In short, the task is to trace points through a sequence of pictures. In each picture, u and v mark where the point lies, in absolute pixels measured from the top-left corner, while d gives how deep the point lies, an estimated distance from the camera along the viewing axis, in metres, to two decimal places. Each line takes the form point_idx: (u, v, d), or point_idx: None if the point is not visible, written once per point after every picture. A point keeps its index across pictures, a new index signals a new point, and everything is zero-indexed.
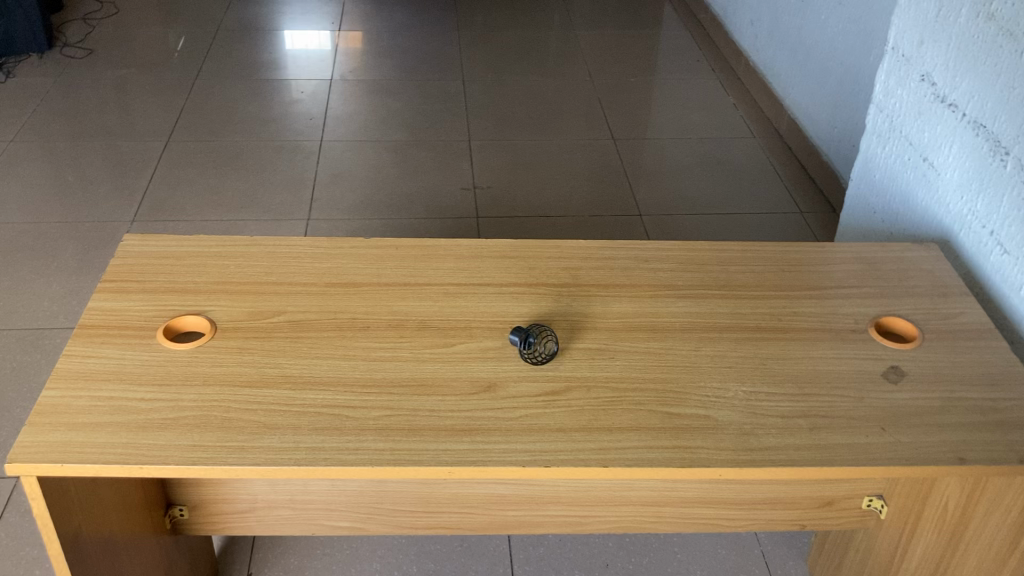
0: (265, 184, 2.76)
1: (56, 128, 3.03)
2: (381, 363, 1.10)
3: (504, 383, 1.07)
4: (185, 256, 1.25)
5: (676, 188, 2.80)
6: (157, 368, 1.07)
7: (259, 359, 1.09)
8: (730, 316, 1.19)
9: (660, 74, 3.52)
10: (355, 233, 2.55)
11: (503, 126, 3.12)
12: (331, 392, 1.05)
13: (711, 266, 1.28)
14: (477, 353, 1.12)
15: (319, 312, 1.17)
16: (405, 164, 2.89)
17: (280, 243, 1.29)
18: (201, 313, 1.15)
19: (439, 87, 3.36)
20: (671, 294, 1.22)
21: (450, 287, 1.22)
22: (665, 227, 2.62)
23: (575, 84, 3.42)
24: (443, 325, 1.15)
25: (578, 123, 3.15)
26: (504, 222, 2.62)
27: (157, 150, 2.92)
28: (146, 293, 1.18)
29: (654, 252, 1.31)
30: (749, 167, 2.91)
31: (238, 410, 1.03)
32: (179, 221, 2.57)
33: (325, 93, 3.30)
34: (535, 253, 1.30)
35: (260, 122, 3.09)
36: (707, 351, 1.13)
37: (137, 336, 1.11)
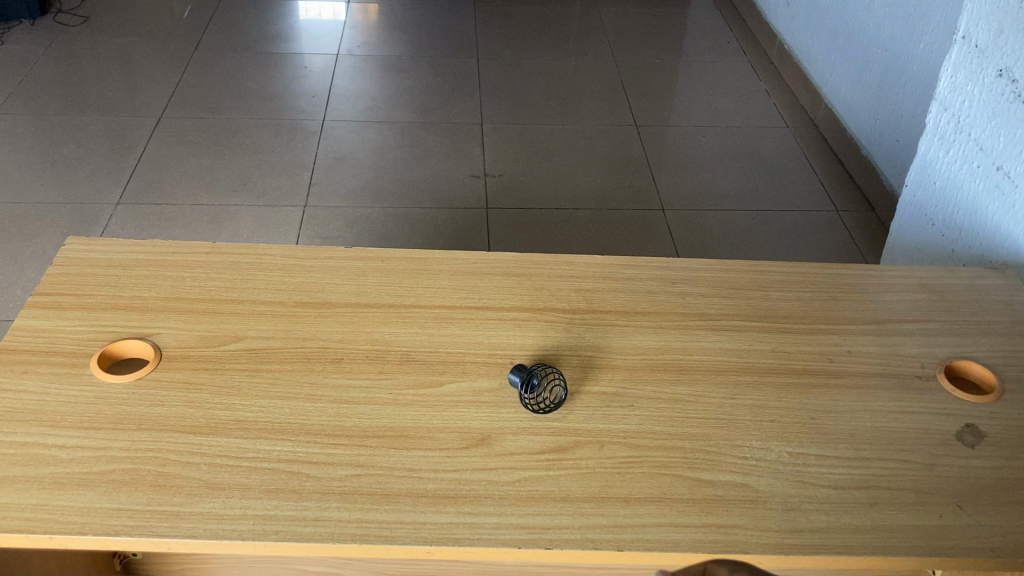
0: (261, 166, 2.58)
1: (43, 100, 2.85)
2: (354, 407, 0.92)
3: (500, 436, 0.89)
4: (135, 263, 1.07)
5: (703, 180, 2.60)
6: (84, 407, 0.89)
7: (209, 398, 0.92)
8: (773, 357, 1.00)
9: (687, 55, 3.31)
10: (355, 222, 2.37)
11: (518, 109, 2.92)
12: (290, 443, 0.87)
13: (749, 291, 1.09)
14: (468, 397, 0.93)
15: (285, 340, 0.99)
16: (412, 147, 2.70)
17: (247, 252, 1.11)
18: (145, 337, 0.97)
19: (451, 65, 3.17)
20: (702, 326, 1.04)
21: (441, 310, 1.04)
22: (690, 223, 2.42)
23: (596, 64, 3.22)
24: (431, 359, 0.97)
25: (599, 107, 2.95)
26: (516, 214, 2.43)
27: (149, 127, 2.75)
28: (83, 311, 1.00)
29: (683, 273, 1.12)
30: (781, 160, 2.71)
31: (177, 463, 0.85)
32: (167, 205, 2.40)
33: (331, 68, 3.11)
34: (543, 269, 1.11)
35: (261, 98, 2.91)
36: (744, 401, 0.95)
37: (67, 365, 0.94)
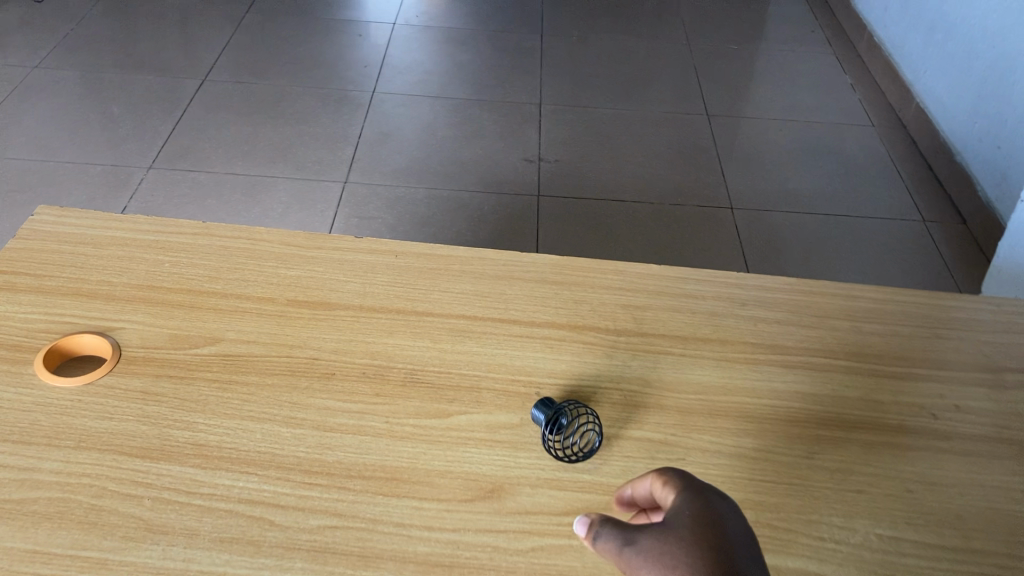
0: (303, 137, 2.43)
1: (88, 55, 2.74)
2: (340, 437, 0.75)
3: (515, 488, 0.72)
4: (109, 241, 0.92)
5: (776, 178, 2.39)
6: (18, 416, 0.74)
7: (167, 413, 0.76)
8: (860, 407, 0.81)
9: (766, 42, 3.07)
10: (396, 202, 2.21)
11: (581, 91, 2.73)
12: (256, 479, 0.71)
13: (835, 321, 0.90)
14: (480, 434, 0.76)
15: (269, 347, 0.82)
16: (465, 126, 2.53)
17: (241, 235, 0.95)
18: (105, 332, 0.82)
19: (514, 40, 2.98)
20: (775, 361, 0.85)
21: (459, 321, 0.87)
22: (759, 224, 2.21)
23: (668, 47, 3.00)
24: (440, 383, 0.80)
25: (668, 93, 2.74)
26: (569, 204, 2.25)
27: (192, 89, 2.61)
28: (38, 296, 0.85)
29: (754, 292, 0.93)
30: (864, 162, 2.48)
31: (115, 495, 0.69)
32: (201, 172, 2.27)
33: (387, 38, 2.95)
34: (585, 278, 0.93)
35: (311, 66, 2.76)
36: (823, 462, 0.76)
37: (8, 361, 0.79)
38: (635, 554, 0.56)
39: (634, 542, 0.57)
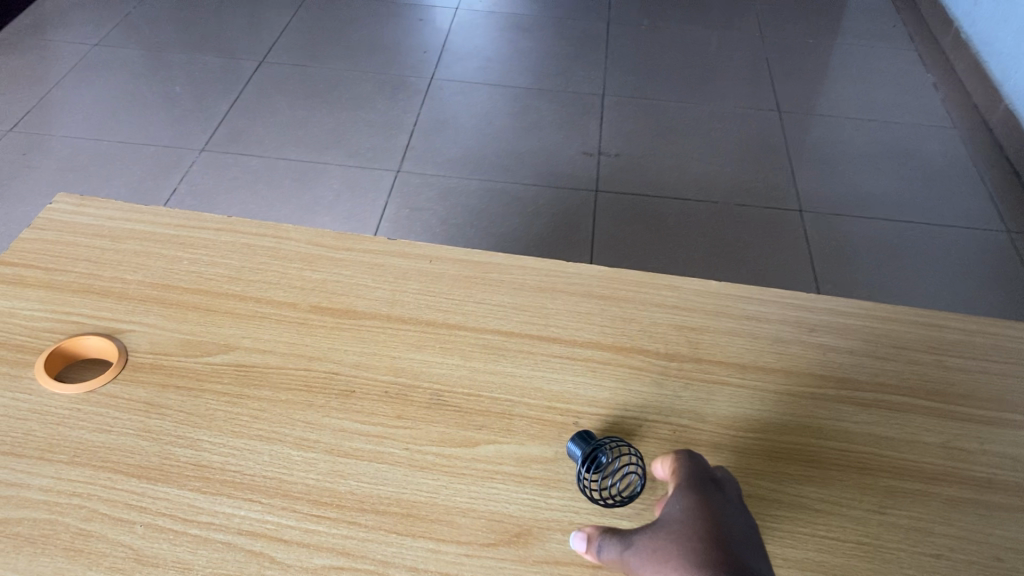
0: (358, 123, 2.37)
1: (148, 34, 2.73)
2: (354, 464, 0.68)
3: (544, 534, 0.64)
4: (128, 235, 0.86)
5: (849, 181, 2.26)
6: (11, 424, 0.69)
7: (170, 428, 0.70)
8: (942, 456, 0.71)
9: (844, 36, 2.93)
10: (448, 193, 2.14)
11: (646, 82, 2.62)
12: (259, 509, 0.65)
13: (917, 353, 0.80)
14: (509, 468, 0.68)
15: (286, 357, 0.76)
16: (524, 116, 2.44)
17: (267, 232, 0.89)
18: (113, 335, 0.76)
19: (579, 28, 2.88)
20: (846, 398, 0.75)
21: (494, 337, 0.79)
22: (829, 229, 2.09)
23: (740, 39, 2.88)
24: (468, 407, 0.73)
25: (738, 88, 2.62)
26: (629, 202, 2.15)
27: (248, 71, 2.58)
28: (47, 292, 0.80)
29: (825, 316, 0.83)
30: (945, 166, 2.33)
31: (105, 519, 0.63)
32: (252, 156, 2.23)
33: (450, 22, 2.88)
34: (635, 293, 0.84)
35: (369, 49, 2.70)
36: (897, 519, 0.67)
37: (8, 363, 0.73)
38: (636, 554, 0.57)
39: (633, 545, 0.58)
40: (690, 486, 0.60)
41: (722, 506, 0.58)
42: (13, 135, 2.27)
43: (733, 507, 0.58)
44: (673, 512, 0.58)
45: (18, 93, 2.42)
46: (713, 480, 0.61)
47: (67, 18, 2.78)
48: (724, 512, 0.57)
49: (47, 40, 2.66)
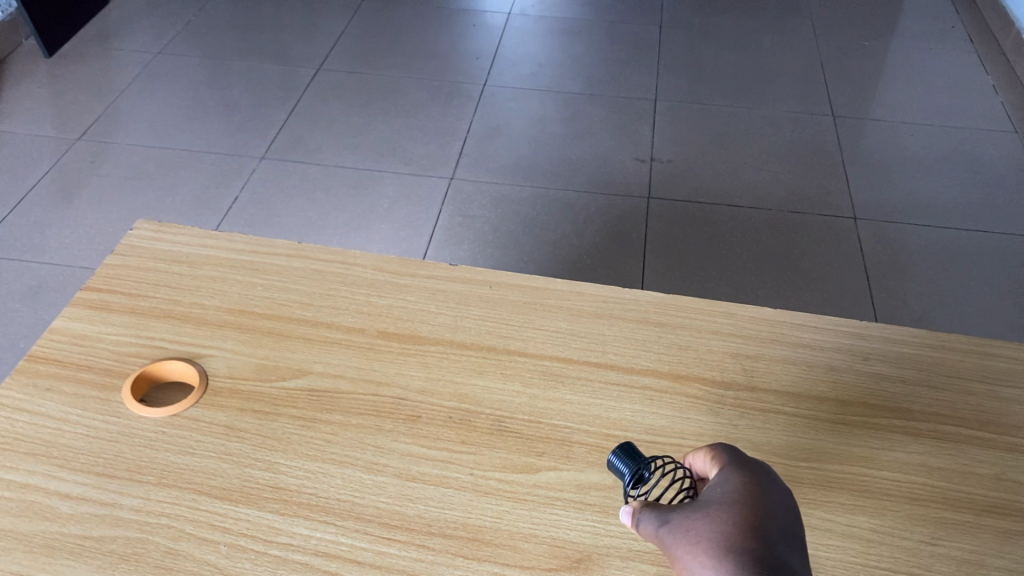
0: (414, 129, 2.42)
1: (210, 41, 2.81)
2: (422, 489, 0.72)
3: (603, 559, 0.67)
4: (205, 261, 0.91)
5: (905, 188, 2.24)
6: (103, 446, 0.73)
7: (249, 451, 0.74)
8: (994, 488, 0.72)
9: (901, 38, 2.90)
10: (502, 201, 2.17)
11: (699, 87, 2.63)
12: (333, 531, 0.68)
13: (971, 383, 0.81)
14: (569, 494, 0.72)
15: (355, 383, 0.80)
16: (576, 122, 2.46)
17: (334, 258, 0.92)
18: (193, 359, 0.81)
19: (632, 32, 2.90)
20: (897, 428, 0.77)
21: (554, 363, 0.82)
22: (884, 237, 2.08)
23: (795, 42, 2.86)
24: (529, 433, 0.76)
25: (792, 92, 2.61)
26: (680, 209, 2.16)
27: (307, 78, 2.64)
28: (131, 318, 0.84)
29: (880, 344, 0.85)
30: (1003, 172, 2.30)
31: (192, 539, 0.67)
32: (311, 164, 2.28)
33: (502, 28, 2.91)
34: (691, 320, 0.87)
35: (425, 56, 2.74)
36: (949, 550, 0.68)
37: (97, 386, 0.78)
38: (664, 525, 0.55)
39: (667, 516, 0.55)
40: (736, 469, 0.58)
41: (770, 491, 0.56)
42: (81, 143, 2.35)
43: (780, 491, 0.56)
44: (717, 495, 0.56)
45: (86, 102, 2.50)
46: (760, 464, 0.59)
47: (131, 27, 2.86)
48: (772, 499, 0.55)
49: (112, 50, 2.74)
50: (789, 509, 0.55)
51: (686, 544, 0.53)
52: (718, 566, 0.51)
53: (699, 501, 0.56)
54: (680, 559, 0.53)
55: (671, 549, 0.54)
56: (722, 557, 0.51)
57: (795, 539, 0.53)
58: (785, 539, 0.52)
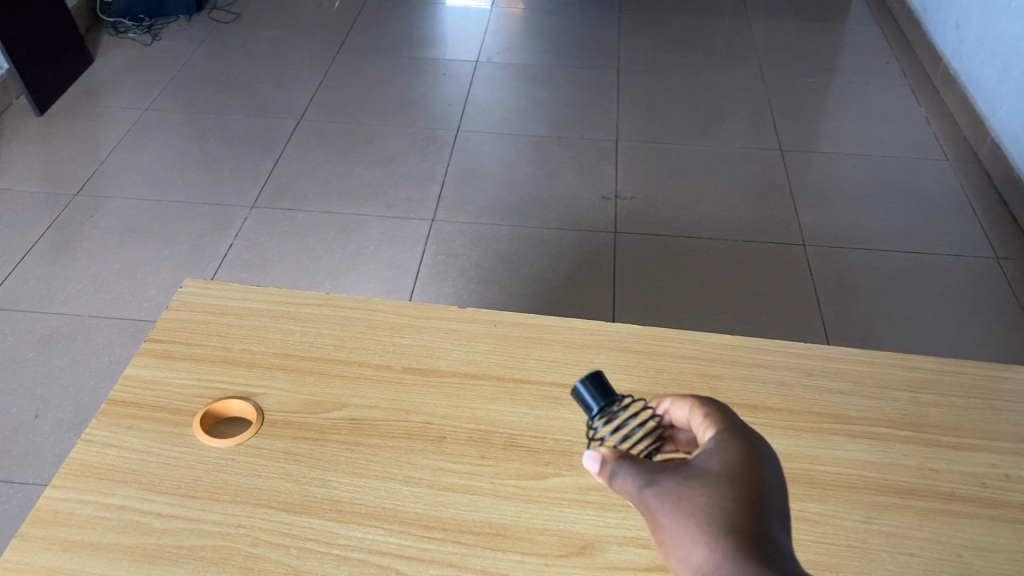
0: (392, 174, 2.58)
1: (193, 96, 2.96)
2: (452, 496, 0.87)
3: (604, 546, 0.83)
4: (247, 312, 1.06)
5: (849, 215, 2.45)
6: (183, 472, 0.88)
7: (306, 471, 0.88)
8: (915, 476, 0.89)
9: (840, 74, 3.13)
10: (480, 240, 2.34)
11: (657, 126, 2.82)
12: (383, 532, 0.83)
13: (897, 392, 0.98)
14: (573, 495, 0.87)
15: (388, 411, 0.95)
16: (544, 163, 2.64)
17: (359, 305, 1.08)
18: (249, 397, 0.95)
19: (592, 76, 3.09)
20: (838, 430, 0.94)
21: (553, 388, 0.98)
22: (832, 262, 2.27)
23: (744, 81, 3.08)
24: (537, 447, 0.92)
25: (742, 128, 2.82)
26: (646, 242, 2.34)
27: (289, 129, 2.79)
28: (191, 363, 0.99)
29: (822, 362, 1.02)
30: (937, 198, 2.52)
31: (267, 544, 0.82)
32: (298, 211, 2.43)
33: (471, 75, 3.09)
34: (664, 346, 1.03)
35: (400, 104, 2.91)
36: (881, 526, 0.85)
37: (171, 423, 0.93)
38: (655, 492, 0.54)
39: (659, 483, 0.54)
40: (728, 438, 0.58)
41: (761, 460, 0.55)
42: (78, 198, 2.48)
43: (773, 461, 0.56)
44: (707, 463, 0.55)
45: (78, 158, 2.63)
46: (756, 437, 0.58)
47: (116, 84, 3.00)
48: (763, 470, 0.55)
49: (100, 107, 2.87)
50: (779, 482, 0.55)
51: (677, 515, 0.52)
52: (710, 541, 0.50)
53: (687, 469, 0.55)
54: (667, 528, 0.52)
55: (661, 517, 0.53)
56: (712, 532, 0.50)
57: (785, 514, 0.53)
58: (776, 516, 0.52)
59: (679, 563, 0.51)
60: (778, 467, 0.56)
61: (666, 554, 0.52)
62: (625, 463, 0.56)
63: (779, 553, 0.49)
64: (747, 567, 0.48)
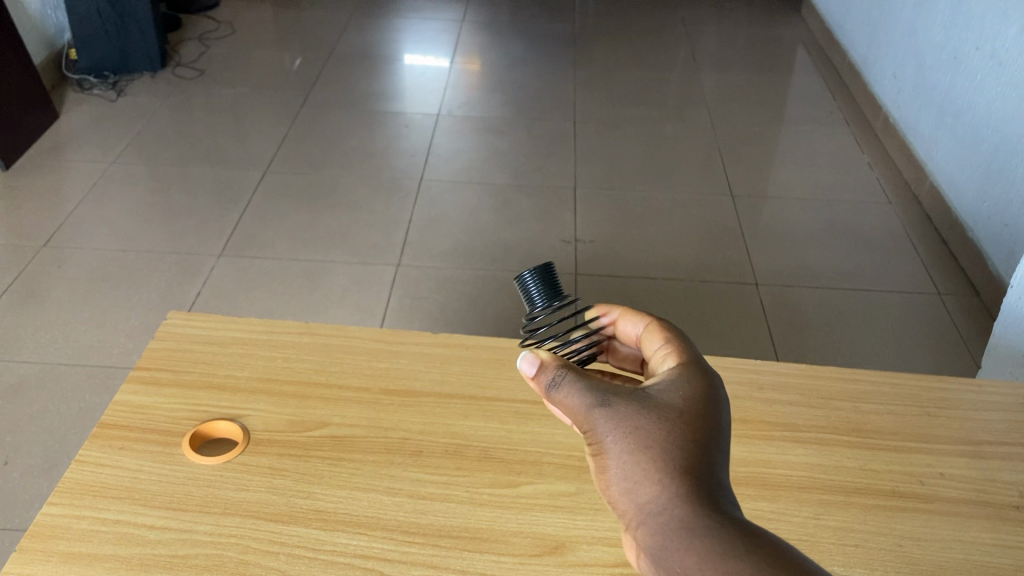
0: (358, 222, 2.65)
1: (158, 150, 3.01)
2: (430, 504, 0.92)
3: (574, 545, 0.89)
4: (230, 341, 1.12)
5: (798, 255, 2.56)
6: (174, 487, 0.92)
7: (291, 484, 0.94)
8: (858, 475, 0.97)
9: (786, 124, 3.28)
10: (444, 284, 2.40)
11: (613, 174, 2.93)
12: (366, 538, 0.88)
13: (840, 402, 1.06)
14: (544, 500, 0.94)
15: (368, 429, 1.01)
16: (505, 210, 2.73)
17: (337, 333, 1.14)
18: (235, 419, 1.00)
19: (549, 128, 3.21)
20: (787, 437, 1.01)
21: (522, 405, 1.05)
22: (784, 299, 2.38)
23: (695, 132, 3.21)
24: (510, 458, 0.98)
25: (695, 175, 2.94)
26: (605, 284, 2.42)
27: (255, 180, 2.85)
28: (179, 389, 1.04)
29: (771, 377, 1.10)
30: (882, 238, 2.64)
31: (256, 551, 0.86)
32: (265, 259, 2.48)
33: (432, 127, 3.19)
34: None
35: (363, 155, 2.99)
36: (828, 521, 0.92)
37: (161, 444, 0.97)
38: (607, 417, 0.57)
39: (612, 408, 0.58)
40: (685, 372, 0.61)
41: (712, 397, 0.59)
42: (45, 250, 2.50)
43: (723, 401, 0.60)
44: (661, 394, 0.59)
45: (45, 211, 2.67)
46: (712, 377, 0.61)
47: (82, 139, 3.05)
48: (713, 407, 0.59)
49: (66, 161, 2.92)
50: (725, 421, 0.59)
51: (625, 446, 0.56)
52: (654, 477, 0.54)
53: (640, 396, 0.59)
54: (613, 453, 0.56)
55: (609, 442, 0.57)
56: (658, 467, 0.55)
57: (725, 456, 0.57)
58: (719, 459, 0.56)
59: (620, 488, 0.56)
60: (727, 406, 0.60)
61: (607, 475, 0.56)
62: (577, 382, 0.59)
63: (716, 497, 0.54)
64: (689, 510, 0.53)
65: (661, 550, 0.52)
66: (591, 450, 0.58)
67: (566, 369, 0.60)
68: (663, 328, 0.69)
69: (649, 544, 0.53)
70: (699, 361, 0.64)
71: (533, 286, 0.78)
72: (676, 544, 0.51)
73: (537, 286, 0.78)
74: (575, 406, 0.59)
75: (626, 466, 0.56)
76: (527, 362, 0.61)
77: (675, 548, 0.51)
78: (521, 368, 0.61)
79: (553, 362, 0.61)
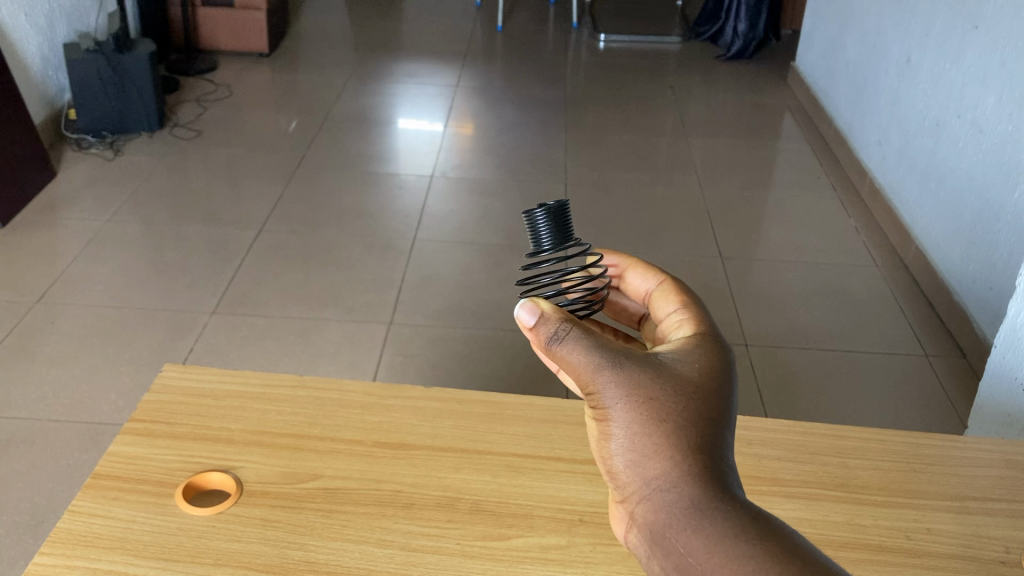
0: (353, 280, 2.68)
1: (153, 208, 3.04)
2: (422, 555, 0.93)
3: None
4: (225, 394, 1.13)
5: (786, 317, 2.58)
6: (166, 537, 0.92)
7: (283, 536, 0.94)
8: (846, 530, 0.98)
9: (773, 189, 3.34)
10: (434, 343, 2.41)
11: (604, 235, 2.97)
12: None
13: (827, 457, 1.08)
14: (535, 553, 0.94)
15: (361, 481, 1.01)
16: (497, 269, 2.76)
17: (331, 387, 1.15)
18: (228, 470, 1.01)
19: (540, 189, 3.26)
20: (775, 491, 1.02)
21: (514, 458, 1.06)
22: (773, 360, 2.39)
23: (686, 195, 3.27)
24: (501, 511, 0.99)
25: (685, 237, 2.98)
26: None
27: (249, 239, 2.88)
28: (172, 441, 1.05)
29: (760, 433, 1.11)
30: (869, 300, 2.67)
31: None
32: (258, 317, 2.50)
33: (426, 189, 3.23)
34: None
35: (358, 215, 3.03)
36: None
37: (154, 494, 0.98)
38: (616, 383, 0.54)
39: (621, 374, 0.54)
40: (697, 346, 0.58)
41: (725, 372, 0.56)
42: (38, 306, 2.51)
43: (733, 377, 0.57)
44: (673, 364, 0.55)
45: (40, 267, 2.68)
46: (723, 351, 0.58)
47: (78, 197, 3.08)
48: (725, 381, 0.56)
49: (61, 219, 2.94)
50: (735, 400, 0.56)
51: (635, 415, 0.53)
52: (664, 454, 0.51)
53: (652, 363, 0.55)
54: (620, 421, 0.53)
55: (617, 410, 0.53)
56: (669, 443, 0.51)
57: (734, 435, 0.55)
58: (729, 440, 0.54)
59: (624, 459, 0.53)
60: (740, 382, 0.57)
61: (611, 443, 0.53)
62: (584, 341, 0.55)
63: (726, 480, 0.51)
64: (701, 491, 0.50)
65: (665, 529, 0.49)
66: (593, 413, 0.54)
67: (571, 322, 0.56)
68: (679, 292, 0.68)
69: (651, 521, 0.50)
70: (712, 335, 0.61)
71: (543, 225, 0.70)
72: (685, 527, 0.48)
73: (548, 228, 0.70)
74: (578, 363, 0.55)
75: (631, 436, 0.53)
76: (527, 312, 0.56)
77: (681, 530, 0.49)
78: (522, 320, 0.56)
79: (553, 312, 0.56)
